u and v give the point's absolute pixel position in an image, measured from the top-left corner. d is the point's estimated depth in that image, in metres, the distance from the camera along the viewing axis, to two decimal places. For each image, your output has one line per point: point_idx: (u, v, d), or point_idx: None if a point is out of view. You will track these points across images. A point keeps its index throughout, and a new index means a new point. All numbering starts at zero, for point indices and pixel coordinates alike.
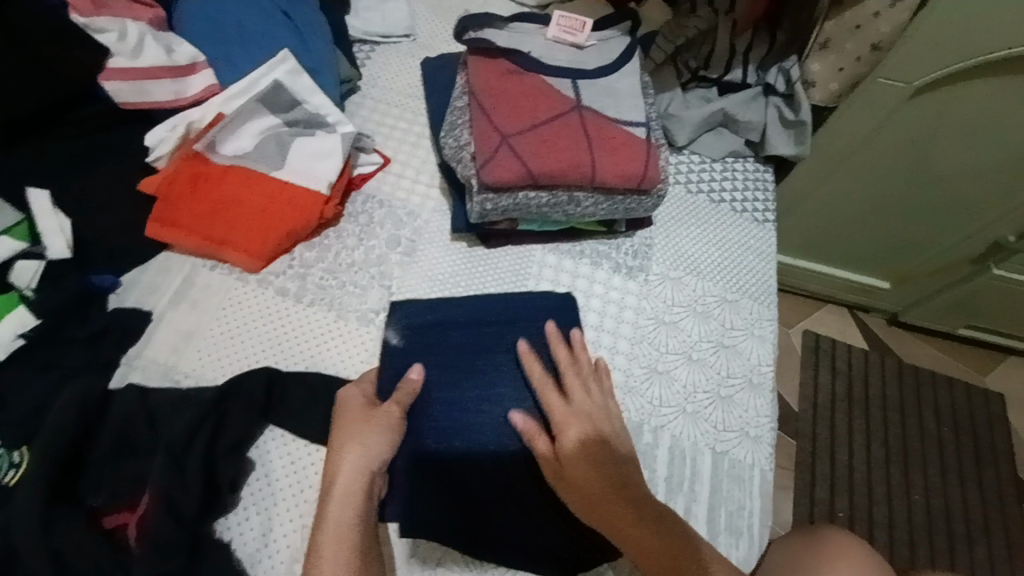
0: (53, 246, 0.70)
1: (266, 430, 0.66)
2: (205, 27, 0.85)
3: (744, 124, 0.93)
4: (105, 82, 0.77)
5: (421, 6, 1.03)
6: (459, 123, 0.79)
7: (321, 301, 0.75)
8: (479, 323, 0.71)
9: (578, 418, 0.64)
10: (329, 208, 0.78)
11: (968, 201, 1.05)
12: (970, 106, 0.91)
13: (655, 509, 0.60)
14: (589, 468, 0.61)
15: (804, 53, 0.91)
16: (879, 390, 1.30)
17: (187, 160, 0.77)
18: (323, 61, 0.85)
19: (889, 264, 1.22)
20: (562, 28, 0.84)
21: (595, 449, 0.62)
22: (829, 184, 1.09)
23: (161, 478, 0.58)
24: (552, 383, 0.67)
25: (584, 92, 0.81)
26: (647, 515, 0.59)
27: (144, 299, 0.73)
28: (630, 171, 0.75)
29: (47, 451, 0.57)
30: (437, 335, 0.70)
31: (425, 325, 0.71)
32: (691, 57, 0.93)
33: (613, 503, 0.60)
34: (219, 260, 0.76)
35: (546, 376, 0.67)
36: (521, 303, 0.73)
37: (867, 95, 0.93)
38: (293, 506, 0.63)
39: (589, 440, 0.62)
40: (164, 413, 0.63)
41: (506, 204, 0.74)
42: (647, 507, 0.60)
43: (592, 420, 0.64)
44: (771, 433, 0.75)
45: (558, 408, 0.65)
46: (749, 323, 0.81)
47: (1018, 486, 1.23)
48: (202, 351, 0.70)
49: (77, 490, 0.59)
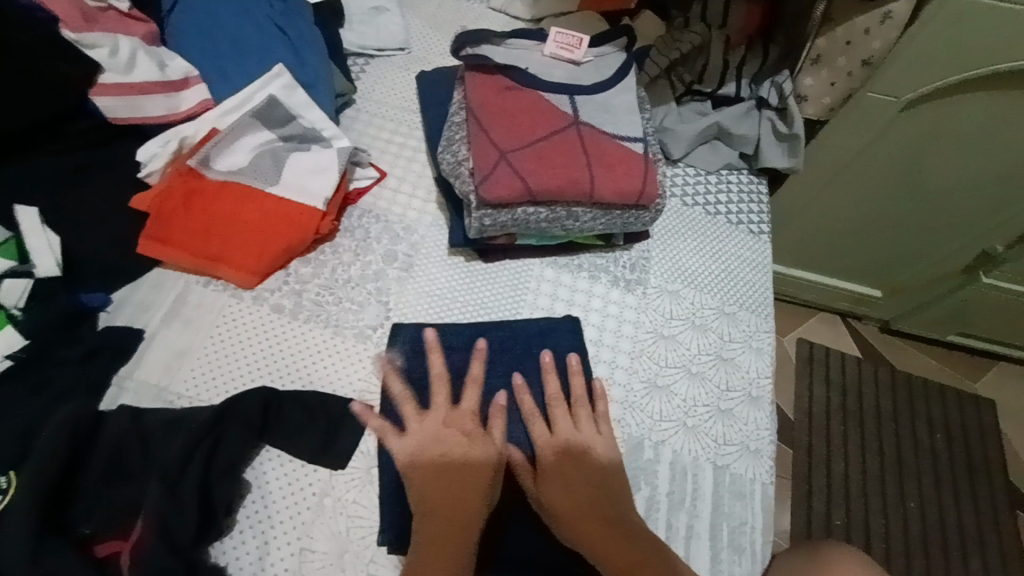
0: (41, 265, 0.68)
1: (262, 450, 0.65)
2: (198, 41, 0.85)
3: (738, 138, 0.94)
4: (96, 98, 0.76)
5: (416, 20, 1.03)
6: (456, 139, 0.79)
7: (317, 317, 0.74)
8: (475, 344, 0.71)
9: (564, 445, 0.65)
10: (325, 223, 0.77)
11: (959, 212, 1.07)
12: (959, 119, 0.92)
13: (629, 526, 0.61)
14: (569, 493, 0.62)
15: (796, 69, 0.91)
16: (872, 399, 1.31)
17: (179, 175, 0.76)
18: (318, 75, 0.85)
19: (882, 273, 1.24)
20: (558, 44, 0.85)
21: (570, 462, 0.64)
22: (822, 196, 1.10)
23: (157, 505, 0.56)
24: (539, 412, 0.67)
25: (581, 107, 0.81)
26: (621, 530, 0.60)
27: (135, 318, 0.71)
28: (629, 187, 0.76)
29: (36, 478, 0.55)
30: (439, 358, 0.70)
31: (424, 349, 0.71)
32: (686, 71, 0.93)
33: (590, 517, 0.60)
34: (213, 277, 0.75)
35: (537, 404, 0.68)
36: (515, 328, 0.73)
37: (858, 109, 0.94)
38: (291, 528, 0.61)
39: (565, 459, 0.64)
40: (159, 436, 0.62)
41: (504, 219, 0.74)
42: (623, 523, 0.61)
43: (574, 448, 0.65)
44: (771, 447, 0.74)
45: (543, 434, 0.66)
46: (747, 335, 0.81)
47: (1012, 493, 1.24)
48: (195, 370, 0.69)
49: (68, 517, 0.57)
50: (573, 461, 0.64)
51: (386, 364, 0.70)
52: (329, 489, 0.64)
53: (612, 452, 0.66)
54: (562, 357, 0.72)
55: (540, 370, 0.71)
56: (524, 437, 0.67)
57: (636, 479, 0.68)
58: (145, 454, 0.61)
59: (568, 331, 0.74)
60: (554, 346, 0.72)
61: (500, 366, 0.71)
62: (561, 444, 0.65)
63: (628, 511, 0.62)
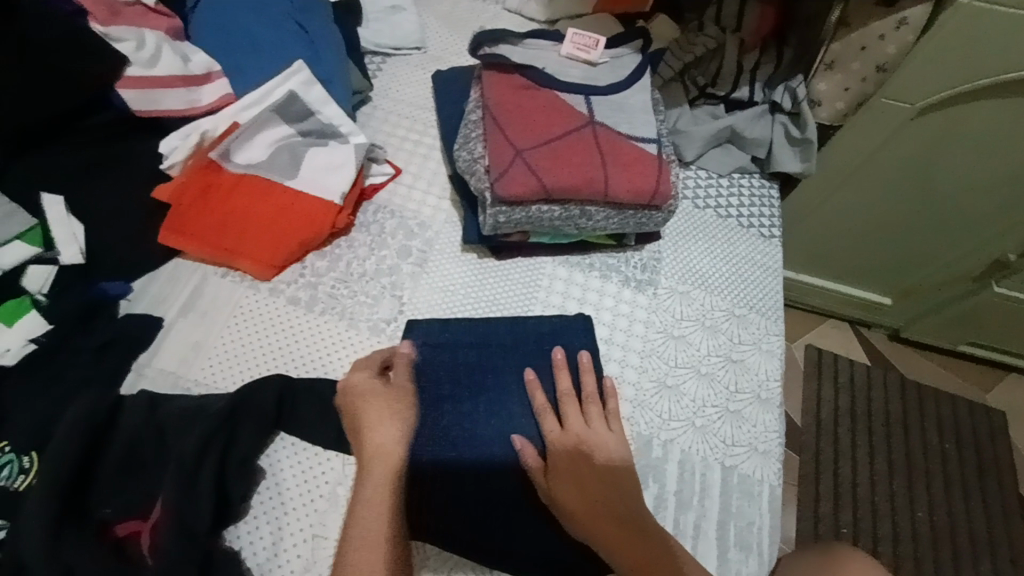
0: (66, 252, 0.70)
1: (278, 437, 0.66)
2: (220, 36, 0.87)
3: (751, 140, 0.94)
4: (121, 90, 0.78)
5: (432, 19, 1.05)
6: (472, 137, 0.80)
7: (332, 310, 0.75)
8: (486, 342, 0.72)
9: (579, 443, 0.65)
10: (341, 218, 0.78)
11: (974, 219, 1.06)
12: (976, 124, 0.92)
13: (638, 520, 0.61)
14: (578, 486, 0.62)
15: (810, 73, 0.92)
16: (881, 405, 1.30)
17: (200, 168, 0.77)
18: (336, 71, 0.86)
19: (893, 280, 1.24)
20: (575, 45, 0.86)
21: (579, 460, 0.64)
22: (834, 201, 1.11)
23: (173, 492, 0.58)
24: (549, 407, 0.68)
25: (596, 108, 0.82)
26: (630, 526, 0.61)
27: (154, 307, 0.73)
28: (643, 188, 0.76)
29: (59, 462, 0.56)
30: (450, 354, 0.71)
31: (440, 344, 0.71)
32: (699, 74, 0.94)
33: (602, 513, 0.61)
34: (231, 268, 0.76)
35: (547, 399, 0.69)
36: (526, 326, 0.73)
37: (872, 114, 0.94)
38: (304, 515, 0.62)
39: (574, 455, 0.64)
40: (176, 424, 0.62)
41: (518, 217, 0.75)
42: (631, 520, 0.61)
43: (587, 446, 0.65)
44: (779, 449, 0.75)
45: (554, 431, 0.66)
46: (757, 337, 0.81)
47: (1022, 503, 1.23)
48: (212, 359, 0.70)
49: (87, 503, 0.58)
50: (582, 456, 0.64)
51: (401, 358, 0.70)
52: (342, 477, 0.64)
53: (621, 445, 0.66)
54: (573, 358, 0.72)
55: (551, 369, 0.71)
56: (535, 434, 0.67)
57: (645, 476, 0.69)
58: (162, 442, 0.62)
59: (579, 334, 0.73)
60: (564, 345, 0.72)
61: (509, 363, 0.71)
62: (568, 438, 0.65)
63: (639, 507, 0.62)
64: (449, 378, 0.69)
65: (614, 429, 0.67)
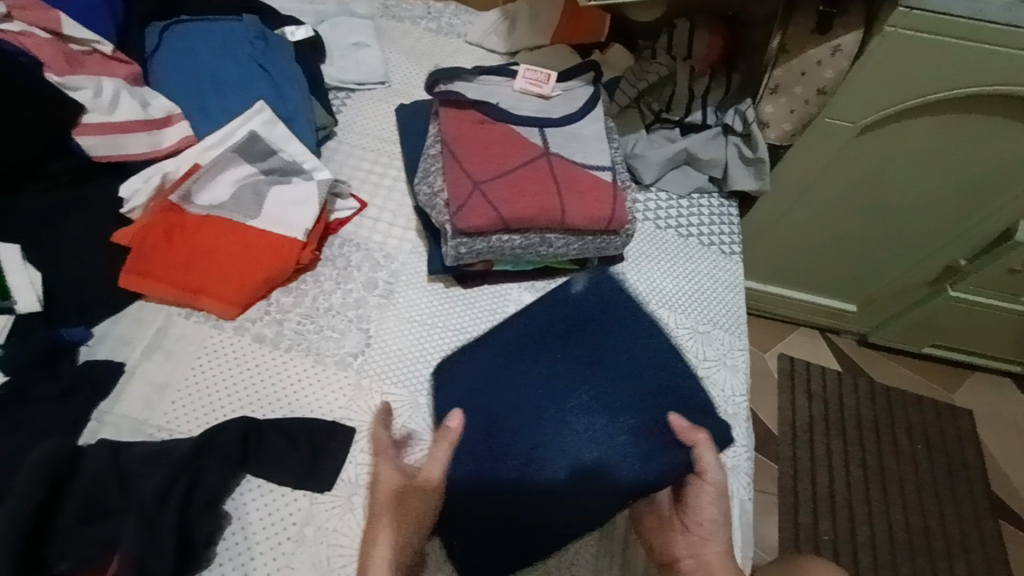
0: (23, 300, 0.68)
1: (243, 480, 0.65)
2: (181, 77, 0.88)
3: (706, 162, 0.98)
4: (79, 137, 0.78)
5: (396, 54, 1.07)
6: (432, 170, 0.82)
7: (298, 346, 0.75)
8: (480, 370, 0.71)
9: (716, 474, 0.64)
10: (306, 254, 0.79)
11: (922, 228, 1.11)
12: (918, 139, 0.96)
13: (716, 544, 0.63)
14: (698, 511, 0.63)
15: (757, 97, 0.96)
16: (853, 411, 1.33)
17: (161, 211, 0.77)
18: (299, 109, 0.88)
19: (856, 290, 1.28)
20: (528, 80, 0.89)
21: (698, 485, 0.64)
22: (792, 217, 1.15)
23: (134, 543, 0.56)
24: (698, 427, 0.65)
25: (552, 139, 0.84)
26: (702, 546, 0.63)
27: (116, 351, 0.72)
28: (599, 214, 0.79)
29: (11, 516, 0.55)
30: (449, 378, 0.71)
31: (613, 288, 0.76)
32: (654, 100, 0.97)
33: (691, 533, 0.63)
34: (194, 309, 0.76)
35: (688, 422, 0.66)
36: (646, 335, 0.73)
37: (817, 133, 0.99)
38: (271, 560, 0.61)
39: (712, 489, 0.63)
40: (137, 470, 0.62)
41: (479, 246, 0.77)
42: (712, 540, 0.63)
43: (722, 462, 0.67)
44: (748, 462, 0.76)
45: (710, 457, 0.64)
46: (721, 353, 0.83)
47: (993, 501, 1.26)
48: (176, 403, 0.69)
49: (43, 557, 0.57)
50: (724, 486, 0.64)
51: (570, 284, 0.77)
52: (310, 517, 0.64)
53: (639, 474, 0.63)
54: (684, 410, 0.68)
55: (648, 402, 0.67)
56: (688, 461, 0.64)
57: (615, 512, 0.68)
58: (124, 490, 0.61)
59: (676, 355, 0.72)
60: (668, 375, 0.69)
61: (618, 374, 0.69)
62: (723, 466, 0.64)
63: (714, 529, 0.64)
64: (510, 376, 0.70)
65: (635, 463, 0.64)
